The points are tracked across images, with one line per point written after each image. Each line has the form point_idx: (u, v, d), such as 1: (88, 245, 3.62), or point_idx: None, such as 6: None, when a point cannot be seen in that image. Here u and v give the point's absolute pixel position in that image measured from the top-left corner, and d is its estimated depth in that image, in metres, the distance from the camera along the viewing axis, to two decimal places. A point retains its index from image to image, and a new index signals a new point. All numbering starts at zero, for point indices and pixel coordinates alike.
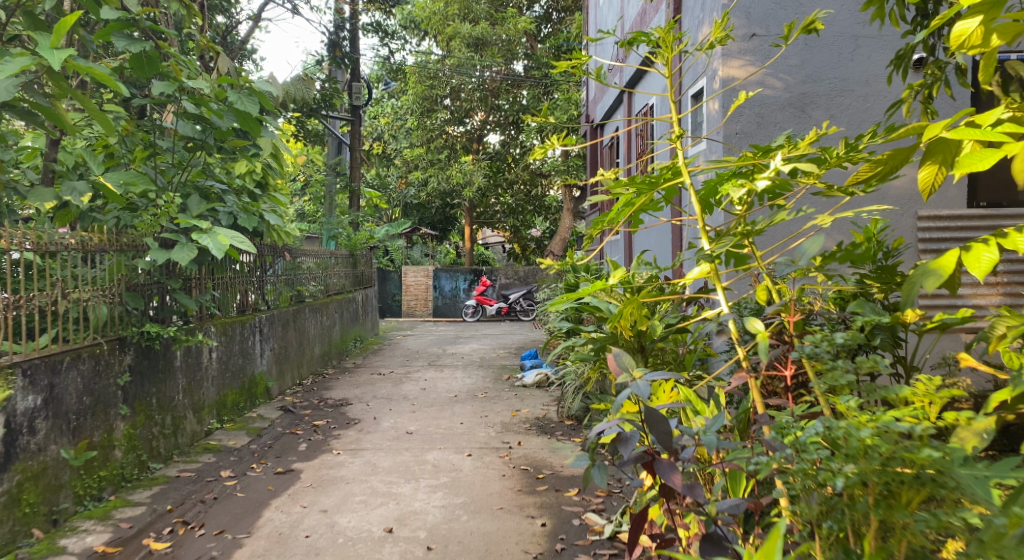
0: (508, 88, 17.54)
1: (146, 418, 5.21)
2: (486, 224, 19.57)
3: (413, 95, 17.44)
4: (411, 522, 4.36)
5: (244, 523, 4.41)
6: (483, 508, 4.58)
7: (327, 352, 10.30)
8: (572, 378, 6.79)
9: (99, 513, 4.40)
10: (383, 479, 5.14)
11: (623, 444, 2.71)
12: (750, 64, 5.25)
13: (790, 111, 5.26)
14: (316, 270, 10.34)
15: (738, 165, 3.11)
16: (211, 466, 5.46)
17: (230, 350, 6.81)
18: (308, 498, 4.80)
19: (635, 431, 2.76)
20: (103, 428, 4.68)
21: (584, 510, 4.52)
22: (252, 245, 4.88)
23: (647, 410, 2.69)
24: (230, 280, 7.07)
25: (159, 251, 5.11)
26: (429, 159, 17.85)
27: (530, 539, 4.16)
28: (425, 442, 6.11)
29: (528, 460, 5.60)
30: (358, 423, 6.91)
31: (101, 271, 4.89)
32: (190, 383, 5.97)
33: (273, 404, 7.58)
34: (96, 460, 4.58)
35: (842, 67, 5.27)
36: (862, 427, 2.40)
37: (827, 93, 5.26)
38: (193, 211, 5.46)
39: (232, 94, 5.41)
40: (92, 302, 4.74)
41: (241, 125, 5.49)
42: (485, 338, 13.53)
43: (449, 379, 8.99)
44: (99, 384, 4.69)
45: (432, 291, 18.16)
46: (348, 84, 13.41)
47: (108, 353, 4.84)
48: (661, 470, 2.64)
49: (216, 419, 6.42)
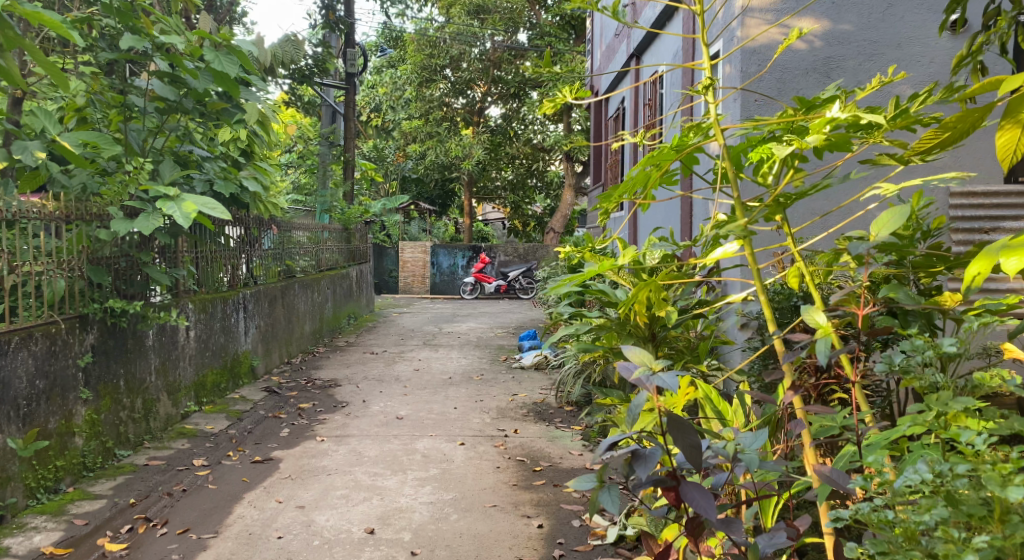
0: (511, 58, 17.05)
1: (111, 402, 4.82)
2: (486, 199, 19.10)
3: (411, 64, 16.95)
4: (395, 522, 3.96)
5: (212, 521, 4.04)
6: (474, 506, 4.19)
7: (317, 329, 9.90)
8: (574, 361, 6.38)
9: (52, 508, 4.02)
10: (368, 471, 4.74)
11: (640, 463, 2.13)
12: (772, 24, 4.80)
13: (814, 76, 4.81)
14: (307, 244, 9.93)
15: (777, 125, 2.64)
16: (185, 453, 5.04)
17: (211, 328, 6.38)
18: (285, 492, 4.41)
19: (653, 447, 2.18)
20: (61, 414, 4.31)
21: (585, 510, 4.13)
22: (224, 213, 4.47)
23: (669, 416, 2.10)
24: (213, 253, 6.65)
25: (121, 222, 4.67)
26: (427, 131, 17.35)
27: (525, 543, 3.76)
28: (415, 429, 5.71)
29: (525, 450, 5.20)
30: (346, 406, 6.50)
31: (60, 243, 4.49)
32: (164, 363, 5.55)
33: (257, 385, 7.16)
34: (51, 449, 4.21)
35: (873, 29, 4.80)
36: (1004, 483, 1.88)
37: (855, 58, 4.81)
38: (165, 178, 5.01)
39: (210, 53, 4.94)
40: (47, 275, 4.35)
41: (220, 86, 5.05)
42: (483, 316, 13.15)
43: (444, 360, 8.60)
44: (56, 365, 4.31)
45: (430, 268, 17.76)
46: (343, 50, 12.87)
47: (67, 331, 4.44)
48: (690, 495, 2.14)
49: (193, 401, 6.00)
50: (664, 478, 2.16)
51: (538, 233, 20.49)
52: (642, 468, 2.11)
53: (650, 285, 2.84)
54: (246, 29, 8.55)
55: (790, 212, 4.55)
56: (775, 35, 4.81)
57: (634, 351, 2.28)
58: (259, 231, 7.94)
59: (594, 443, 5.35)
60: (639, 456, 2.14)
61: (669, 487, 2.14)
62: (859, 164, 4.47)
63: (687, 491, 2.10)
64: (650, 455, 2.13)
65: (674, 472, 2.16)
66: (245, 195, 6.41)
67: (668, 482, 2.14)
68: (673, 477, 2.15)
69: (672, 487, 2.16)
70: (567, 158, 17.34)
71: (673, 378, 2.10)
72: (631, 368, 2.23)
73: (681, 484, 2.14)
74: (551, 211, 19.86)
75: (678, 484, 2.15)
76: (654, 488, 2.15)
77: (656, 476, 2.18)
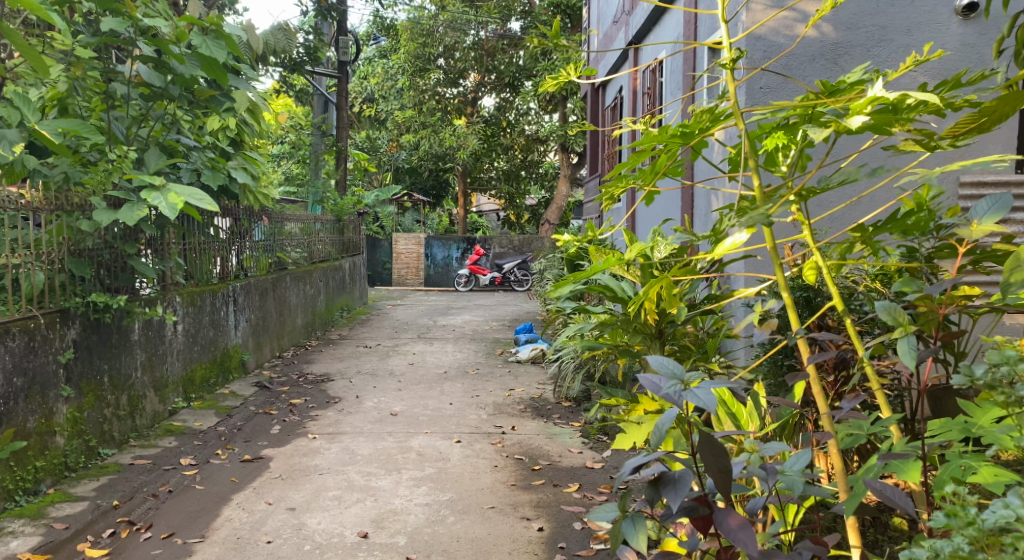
0: (505, 47, 16.85)
1: (95, 400, 4.64)
2: (480, 190, 18.91)
3: (404, 53, 16.76)
4: (390, 525, 3.81)
5: (198, 525, 3.87)
6: (472, 507, 4.04)
7: (310, 322, 9.73)
8: (573, 356, 6.22)
9: (31, 511, 3.86)
10: (362, 470, 4.58)
11: (669, 489, 1.94)
12: (776, 8, 4.64)
13: (821, 63, 4.64)
14: (299, 236, 9.76)
15: (799, 109, 2.42)
16: (171, 451, 4.88)
17: (200, 322, 6.21)
18: (275, 493, 4.25)
19: (682, 468, 1.99)
20: (41, 413, 4.14)
21: (586, 511, 3.97)
22: (213, 204, 4.31)
23: (701, 438, 1.90)
24: (202, 245, 6.47)
25: (104, 212, 4.48)
26: (420, 121, 16.85)
27: (526, 547, 3.61)
28: (409, 426, 5.55)
29: (523, 448, 5.05)
30: (339, 402, 6.34)
31: (41, 233, 4.33)
32: (151, 358, 5.38)
33: (247, 380, 6.98)
34: (31, 449, 4.04)
35: (881, 13, 4.64)
36: None
37: (864, 43, 4.64)
38: (150, 167, 4.83)
39: (197, 38, 4.75)
40: (25, 267, 4.18)
41: (207, 73, 4.85)
42: (478, 308, 13.00)
43: (439, 353, 8.44)
44: (35, 362, 4.14)
45: (424, 260, 17.55)
46: (335, 39, 12.63)
47: (47, 327, 4.27)
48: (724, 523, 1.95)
49: (181, 397, 5.84)
50: (695, 507, 1.97)
51: (532, 225, 20.32)
52: (673, 493, 1.92)
53: (661, 280, 2.65)
54: (237, 15, 8.33)
55: (812, 202, 4.42)
56: (783, 19, 4.65)
57: (660, 361, 2.06)
58: (249, 223, 7.75)
59: (594, 440, 5.21)
60: (668, 479, 1.95)
61: (701, 517, 1.96)
62: (883, 152, 4.32)
63: (721, 520, 1.92)
64: (680, 479, 1.95)
65: (705, 498, 1.97)
66: (233, 185, 6.18)
67: (700, 510, 1.96)
68: (705, 504, 1.97)
69: (704, 515, 1.97)
70: (562, 149, 17.11)
71: (708, 393, 1.89)
72: (658, 380, 2.00)
73: (714, 512, 1.95)
74: (545, 202, 19.68)
75: (711, 512, 1.96)
76: (684, 516, 1.96)
77: (685, 504, 1.99)
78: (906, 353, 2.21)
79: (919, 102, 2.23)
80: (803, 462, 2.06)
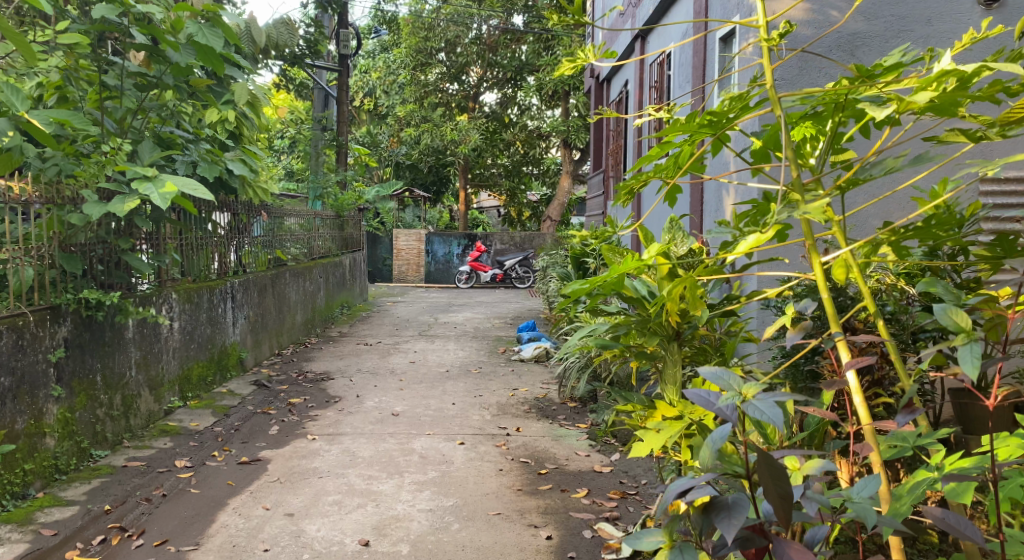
0: (508, 42, 16.69)
1: (87, 400, 4.49)
2: (482, 186, 18.72)
3: (407, 47, 16.66)
4: (392, 532, 3.65)
5: (193, 531, 3.73)
6: (477, 514, 3.89)
7: (309, 319, 9.56)
8: (577, 355, 6.06)
9: (19, 517, 3.71)
10: (362, 474, 4.43)
11: (722, 515, 1.78)
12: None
13: (837, 54, 4.49)
14: (299, 232, 9.60)
15: (837, 93, 2.24)
16: (166, 453, 4.74)
17: (196, 319, 6.04)
18: (272, 498, 4.10)
19: (737, 493, 1.84)
20: (30, 414, 3.99)
21: (596, 519, 3.83)
22: (208, 195, 4.12)
23: (761, 459, 1.75)
24: (200, 240, 6.33)
25: (95, 204, 4.29)
26: (421, 115, 16.83)
27: (534, 557, 3.46)
28: (412, 426, 5.41)
29: (529, 451, 4.89)
30: (339, 402, 6.18)
31: (33, 227, 4.18)
32: (147, 356, 5.23)
33: (245, 379, 6.82)
34: (18, 452, 3.89)
35: (901, 4, 4.48)
36: None
37: (882, 34, 4.47)
38: (143, 160, 4.65)
39: (192, 25, 4.59)
40: (13, 262, 4.05)
41: (204, 62, 4.70)
42: (479, 306, 12.83)
43: (440, 352, 8.27)
44: (23, 360, 3.99)
45: (425, 257, 17.36)
46: (335, 32, 12.50)
47: (36, 324, 4.12)
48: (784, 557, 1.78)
49: (177, 396, 5.69)
50: (750, 537, 1.81)
51: (533, 223, 20.16)
52: (727, 522, 1.77)
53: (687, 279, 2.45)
54: (236, 8, 8.19)
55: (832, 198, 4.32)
56: (799, 9, 4.49)
57: (720, 379, 1.96)
58: (249, 218, 7.58)
59: (601, 444, 5.04)
60: (722, 506, 1.80)
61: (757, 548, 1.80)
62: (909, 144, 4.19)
63: (779, 550, 1.77)
64: (735, 504, 1.80)
65: (762, 528, 1.82)
66: (233, 179, 6.04)
67: (756, 541, 1.81)
68: (762, 535, 1.81)
69: (760, 547, 1.82)
70: (564, 145, 16.95)
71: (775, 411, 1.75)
72: (709, 395, 1.91)
73: (773, 544, 1.79)
74: (546, 200, 19.51)
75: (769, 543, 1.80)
76: (739, 547, 1.81)
77: (740, 533, 1.83)
78: (969, 359, 1.93)
79: (976, 83, 2.05)
80: (872, 489, 1.93)
